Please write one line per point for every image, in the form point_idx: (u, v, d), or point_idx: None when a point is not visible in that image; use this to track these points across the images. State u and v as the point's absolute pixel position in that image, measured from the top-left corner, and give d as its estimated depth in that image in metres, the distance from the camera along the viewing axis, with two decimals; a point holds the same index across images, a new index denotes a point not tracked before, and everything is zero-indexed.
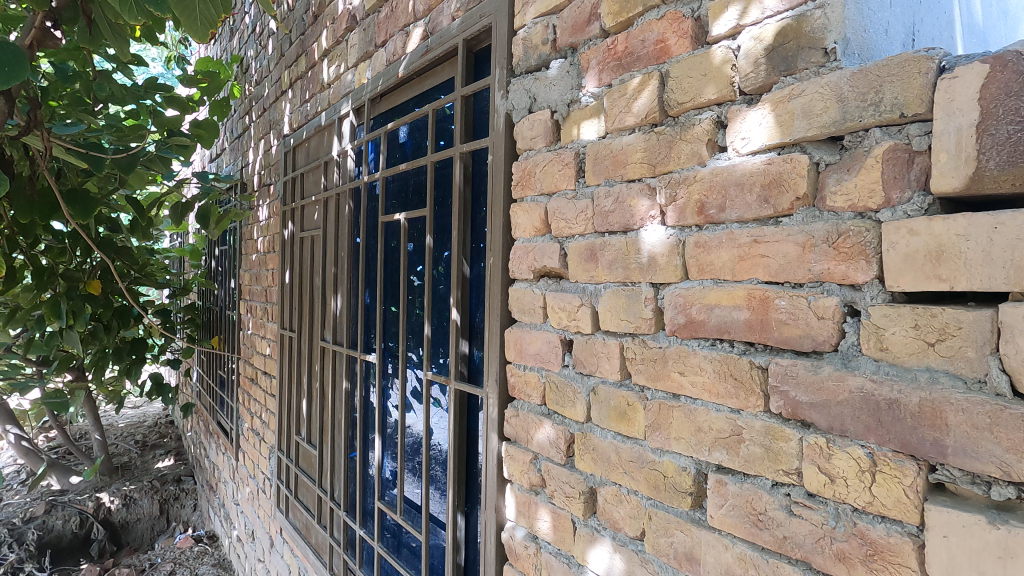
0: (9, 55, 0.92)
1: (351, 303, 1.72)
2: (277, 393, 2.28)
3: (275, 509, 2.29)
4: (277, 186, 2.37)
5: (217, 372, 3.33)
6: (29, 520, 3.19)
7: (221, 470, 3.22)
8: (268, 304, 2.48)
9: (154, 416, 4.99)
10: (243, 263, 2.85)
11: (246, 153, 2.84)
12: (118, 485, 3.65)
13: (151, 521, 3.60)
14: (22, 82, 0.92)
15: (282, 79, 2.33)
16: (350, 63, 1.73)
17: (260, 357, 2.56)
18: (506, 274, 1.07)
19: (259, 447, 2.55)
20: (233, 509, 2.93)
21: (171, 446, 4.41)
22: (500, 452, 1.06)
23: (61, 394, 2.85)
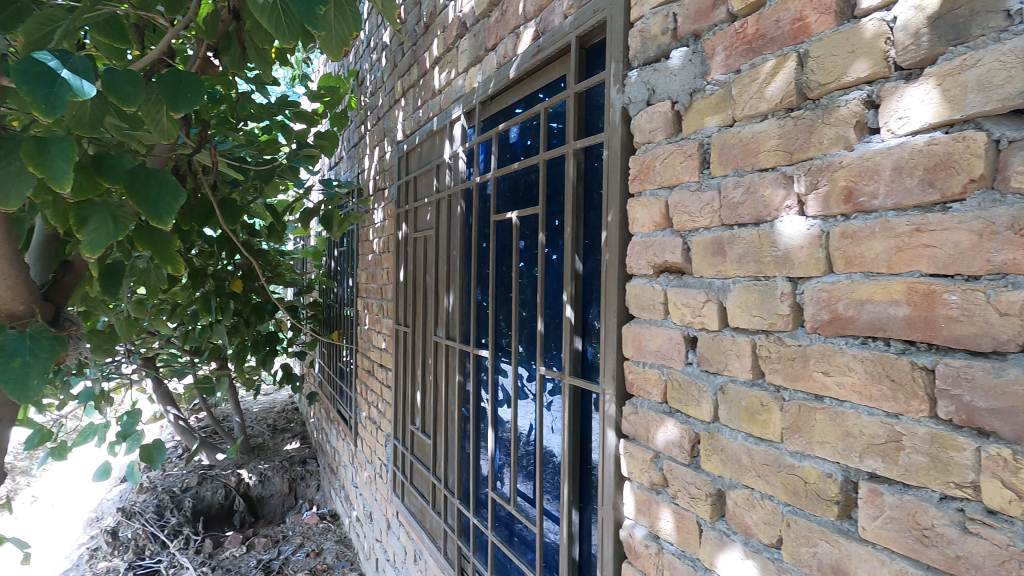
0: (191, 82, 0.96)
1: (464, 300, 1.78)
2: (393, 385, 2.43)
3: (391, 493, 2.44)
4: (390, 189, 2.52)
5: (337, 364, 3.61)
6: (186, 489, 3.68)
7: (341, 454, 3.48)
8: (383, 301, 2.64)
9: (282, 403, 5.52)
10: (360, 263, 3.06)
11: (362, 159, 3.04)
12: (255, 463, 4.08)
13: (282, 497, 3.96)
14: (202, 103, 0.96)
15: (395, 88, 2.48)
16: (461, 69, 1.80)
17: (377, 350, 2.74)
18: (623, 269, 1.05)
19: (376, 434, 2.73)
20: (353, 491, 3.16)
21: (297, 430, 4.82)
22: (618, 450, 1.05)
23: (209, 380, 3.23)
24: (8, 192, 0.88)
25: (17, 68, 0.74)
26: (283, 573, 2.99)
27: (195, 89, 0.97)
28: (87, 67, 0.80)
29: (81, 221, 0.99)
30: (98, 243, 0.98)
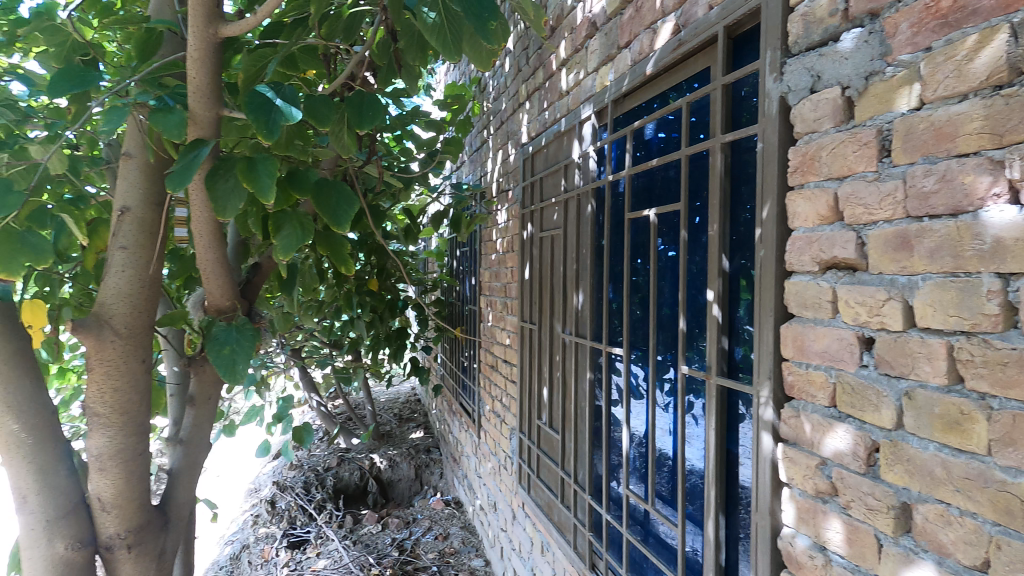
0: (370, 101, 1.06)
1: (595, 298, 1.80)
2: (518, 380, 2.50)
3: (517, 485, 2.52)
4: (515, 191, 2.60)
5: (460, 358, 3.78)
6: (327, 469, 4.09)
7: (464, 445, 3.65)
8: (508, 299, 2.73)
9: (406, 394, 5.89)
10: (482, 262, 3.18)
11: (485, 163, 3.16)
12: (385, 449, 4.41)
13: (409, 482, 4.23)
14: (381, 119, 1.05)
15: (519, 92, 2.54)
16: (590, 69, 1.81)
17: (501, 346, 2.84)
18: (781, 266, 1.01)
19: (501, 428, 2.83)
20: (477, 481, 3.30)
21: (420, 420, 5.10)
22: (776, 455, 1.01)
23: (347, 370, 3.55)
24: (227, 204, 1.04)
25: (246, 100, 0.87)
26: (415, 553, 3.21)
27: (373, 106, 1.06)
28: (297, 95, 0.93)
29: (276, 228, 1.14)
30: (289, 247, 1.13)
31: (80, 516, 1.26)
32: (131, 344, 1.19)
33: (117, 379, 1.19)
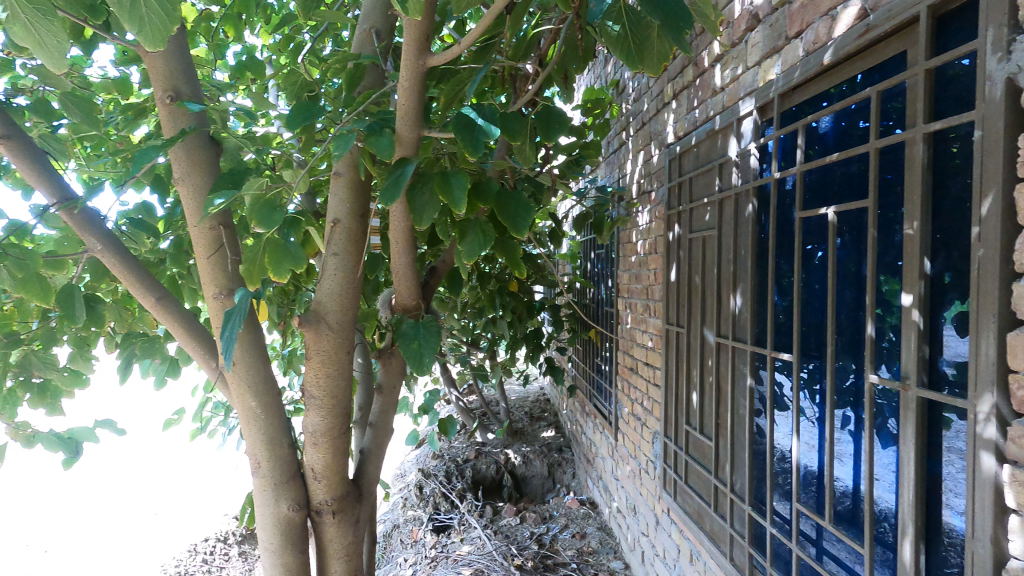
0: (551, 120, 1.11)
1: (757, 301, 1.72)
2: (663, 384, 2.46)
3: (662, 490, 2.48)
4: (659, 192, 2.56)
5: (595, 360, 3.80)
6: (466, 460, 4.31)
7: (598, 446, 3.65)
8: (650, 301, 2.69)
9: (535, 393, 6.03)
10: (620, 264, 3.17)
11: (623, 165, 3.15)
12: (519, 445, 4.55)
13: (542, 479, 4.33)
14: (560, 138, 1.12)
15: (664, 92, 2.50)
16: (750, 63, 1.74)
17: (641, 349, 2.81)
18: (1008, 267, 0.90)
19: (641, 431, 2.80)
20: (613, 483, 3.30)
21: (551, 419, 5.18)
22: (1002, 477, 0.91)
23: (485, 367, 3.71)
24: (421, 214, 1.17)
25: (455, 123, 0.97)
26: (553, 548, 3.28)
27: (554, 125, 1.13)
28: (495, 116, 1.01)
29: (461, 234, 1.26)
30: (473, 252, 1.24)
31: (297, 482, 1.50)
32: (341, 337, 1.39)
33: (330, 367, 1.39)
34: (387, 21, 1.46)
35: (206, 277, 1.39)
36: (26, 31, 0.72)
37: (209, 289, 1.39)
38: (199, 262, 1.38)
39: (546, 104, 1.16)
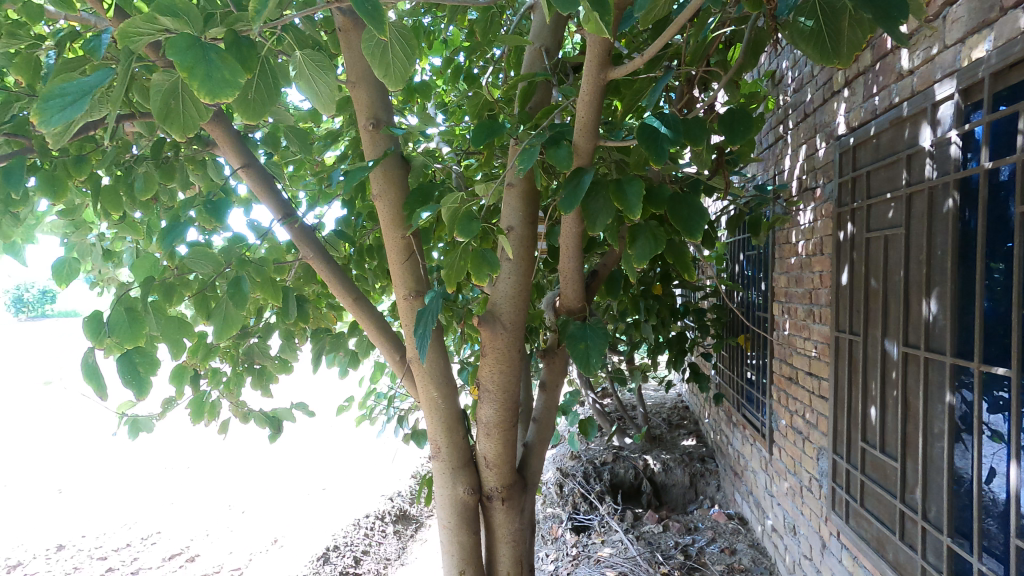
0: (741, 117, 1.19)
1: (958, 308, 1.53)
2: (832, 396, 2.27)
3: (830, 511, 2.29)
4: (827, 188, 2.36)
5: (743, 367, 3.59)
6: (603, 463, 4.30)
7: (748, 459, 3.45)
8: (814, 306, 2.49)
9: (672, 400, 5.83)
10: (776, 267, 2.96)
11: (780, 160, 2.94)
12: (658, 452, 4.43)
13: (684, 489, 4.17)
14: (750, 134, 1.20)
15: (834, 79, 2.30)
16: (950, 41, 1.55)
17: (803, 357, 2.60)
18: None
19: (802, 445, 2.60)
20: (767, 500, 3.09)
21: (691, 427, 4.97)
22: None
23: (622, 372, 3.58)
24: (595, 220, 1.22)
25: (639, 131, 1.02)
26: (701, 561, 3.15)
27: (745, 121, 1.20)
28: (677, 121, 1.06)
29: (632, 239, 1.30)
30: (644, 256, 1.27)
31: (470, 469, 1.65)
32: (513, 337, 1.52)
33: (503, 365, 1.53)
34: (556, 38, 1.55)
35: (398, 279, 1.58)
36: (306, 84, 0.90)
37: (401, 291, 1.58)
38: (393, 267, 1.58)
39: (734, 108, 1.23)
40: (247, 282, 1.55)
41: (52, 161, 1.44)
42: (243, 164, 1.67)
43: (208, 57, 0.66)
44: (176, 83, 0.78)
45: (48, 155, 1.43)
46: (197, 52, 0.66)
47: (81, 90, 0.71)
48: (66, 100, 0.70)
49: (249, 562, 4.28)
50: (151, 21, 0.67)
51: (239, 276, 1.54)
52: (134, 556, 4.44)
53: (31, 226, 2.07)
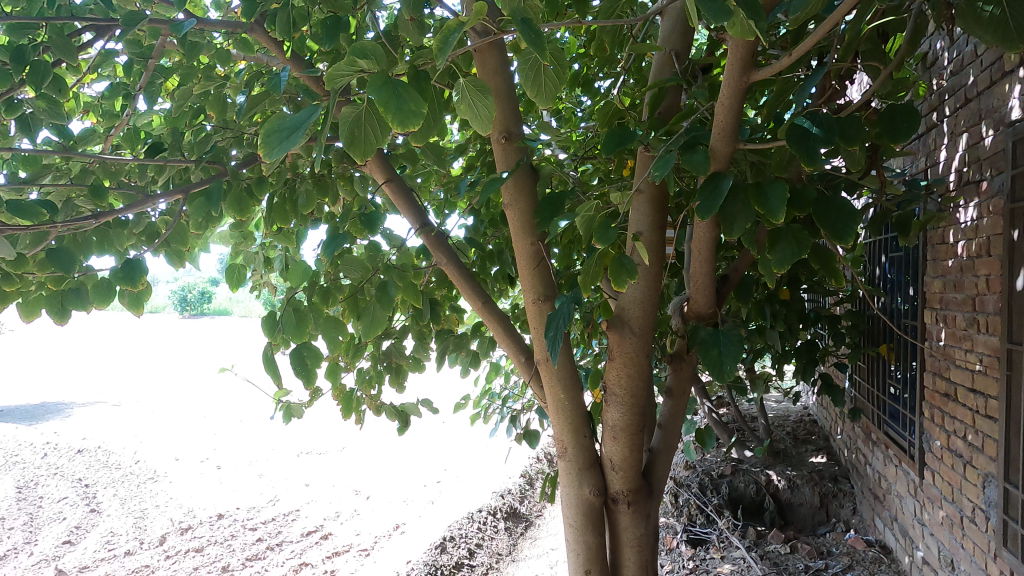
0: (904, 113, 1.20)
1: None
2: (1003, 416, 2.00)
3: (1001, 547, 2.01)
4: (996, 181, 2.09)
5: (886, 380, 3.25)
6: (721, 476, 4.09)
7: (892, 482, 3.11)
8: (979, 314, 2.21)
9: (797, 413, 5.41)
10: (929, 270, 2.66)
11: (934, 151, 2.64)
12: (783, 468, 4.12)
13: (813, 510, 3.83)
14: (914, 130, 1.19)
15: (1005, 58, 2.04)
16: None
17: (964, 371, 2.31)
18: None
19: (964, 471, 2.31)
20: (917, 529, 2.78)
21: (820, 444, 4.56)
22: None
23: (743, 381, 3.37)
24: (731, 224, 1.20)
25: (789, 134, 1.06)
26: None
27: (908, 117, 1.20)
28: (829, 120, 1.09)
29: (772, 242, 1.25)
30: (786, 260, 1.22)
31: (595, 471, 1.70)
32: (641, 342, 1.56)
33: (631, 368, 1.58)
34: (686, 41, 1.54)
35: (528, 283, 1.68)
36: (467, 107, 0.99)
37: (531, 295, 1.68)
38: (524, 272, 1.67)
39: (886, 107, 1.25)
40: (392, 287, 1.71)
41: (239, 183, 1.69)
42: (387, 179, 1.83)
43: (397, 94, 0.82)
44: (361, 113, 0.90)
45: (236, 178, 1.68)
46: (390, 92, 0.82)
47: (294, 126, 0.85)
48: (284, 136, 0.84)
49: (375, 545, 4.63)
50: (351, 65, 0.82)
51: (386, 282, 1.70)
52: (278, 530, 4.98)
53: (211, 238, 2.41)
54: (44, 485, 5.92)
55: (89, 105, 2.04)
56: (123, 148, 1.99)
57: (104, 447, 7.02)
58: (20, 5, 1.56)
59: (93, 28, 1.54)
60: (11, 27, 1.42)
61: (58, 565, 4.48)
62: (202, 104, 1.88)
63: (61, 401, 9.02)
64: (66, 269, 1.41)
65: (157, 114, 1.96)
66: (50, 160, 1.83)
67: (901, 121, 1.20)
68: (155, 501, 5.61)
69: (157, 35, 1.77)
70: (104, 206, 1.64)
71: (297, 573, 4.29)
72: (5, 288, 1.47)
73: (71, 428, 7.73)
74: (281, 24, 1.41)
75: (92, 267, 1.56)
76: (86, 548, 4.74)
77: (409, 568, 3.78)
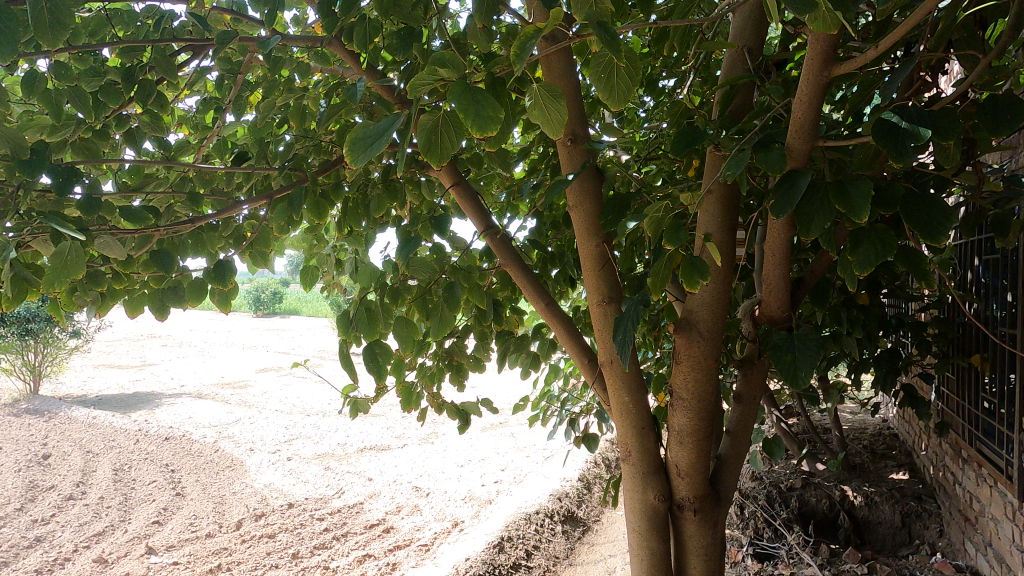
0: (1010, 105, 1.11)
1: None
2: None
3: None
4: None
5: (978, 393, 3.00)
6: (791, 489, 3.92)
7: (986, 504, 2.86)
8: None
9: (876, 426, 5.06)
10: None
11: None
12: (859, 483, 3.88)
13: (893, 529, 3.56)
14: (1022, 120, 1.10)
15: None
16: None
17: None
18: None
19: None
20: (1016, 555, 2.53)
21: (903, 459, 4.25)
22: None
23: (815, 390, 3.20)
24: (808, 224, 1.15)
25: (875, 129, 1.03)
26: None
27: (1012, 108, 1.11)
28: (921, 116, 1.04)
29: (853, 244, 1.19)
30: (868, 262, 1.16)
31: (660, 476, 1.68)
32: (710, 346, 1.53)
33: (698, 372, 1.55)
34: (759, 37, 1.49)
35: (592, 285, 1.68)
36: (540, 111, 1.01)
37: (595, 297, 1.68)
38: (588, 274, 1.68)
39: (987, 97, 1.17)
40: (459, 287, 1.76)
41: (317, 189, 1.79)
42: (454, 182, 1.87)
43: (476, 99, 0.89)
44: (438, 120, 0.95)
45: (315, 184, 1.78)
46: (469, 97, 0.89)
47: (378, 133, 0.90)
48: (369, 142, 0.90)
49: (434, 541, 4.73)
50: (433, 73, 0.89)
51: (453, 283, 1.76)
52: (344, 521, 5.19)
53: (288, 241, 2.55)
54: (136, 469, 6.44)
55: (184, 118, 2.21)
56: (213, 157, 2.15)
57: (188, 436, 7.55)
58: (130, 30, 1.71)
59: (192, 48, 1.67)
60: (123, 50, 1.57)
61: (149, 542, 4.87)
62: (283, 115, 1.99)
63: (151, 392, 9.79)
64: (167, 269, 1.54)
65: (242, 125, 2.10)
66: (151, 170, 2.00)
67: (1006, 112, 1.11)
68: (233, 488, 5.98)
69: (244, 52, 1.90)
70: (198, 211, 1.79)
71: (361, 564, 4.46)
72: (116, 287, 1.62)
73: (160, 417, 8.37)
74: (358, 36, 1.48)
75: (188, 268, 1.70)
76: (173, 529, 5.12)
77: (467, 564, 3.84)
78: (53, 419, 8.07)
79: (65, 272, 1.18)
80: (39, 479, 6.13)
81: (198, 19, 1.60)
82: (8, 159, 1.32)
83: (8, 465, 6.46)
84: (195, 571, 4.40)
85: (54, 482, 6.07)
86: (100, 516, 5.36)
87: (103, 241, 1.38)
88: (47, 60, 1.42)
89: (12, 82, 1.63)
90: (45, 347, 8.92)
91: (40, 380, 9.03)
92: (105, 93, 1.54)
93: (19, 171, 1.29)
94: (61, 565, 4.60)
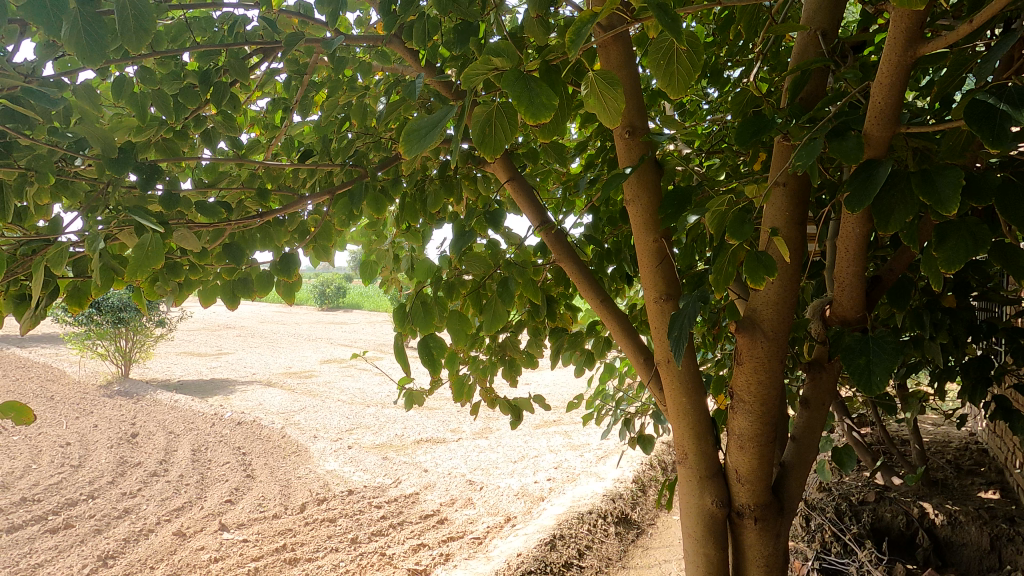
0: None
1: None
2: None
3: None
4: None
5: None
6: (863, 502, 3.71)
7: None
8: None
9: (963, 441, 4.65)
10: None
11: None
12: (941, 501, 3.61)
13: (980, 553, 3.21)
14: None
15: None
16: None
17: None
18: None
19: None
20: None
21: (992, 478, 3.89)
22: None
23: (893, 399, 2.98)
24: (887, 217, 1.06)
25: (969, 112, 0.93)
26: None
27: None
28: (1022, 95, 0.94)
29: (939, 238, 1.09)
30: (956, 258, 1.06)
31: (718, 481, 1.61)
32: (774, 346, 1.45)
33: (761, 373, 1.47)
34: (835, 18, 1.39)
35: (649, 281, 1.64)
36: (597, 100, 0.99)
37: (652, 293, 1.64)
38: (645, 269, 1.63)
39: None
40: (512, 282, 1.76)
41: (377, 185, 1.83)
42: (509, 178, 1.87)
43: (529, 87, 0.88)
44: (492, 112, 0.94)
45: (375, 180, 1.82)
46: (522, 85, 0.88)
47: (433, 125, 0.91)
48: (423, 134, 0.91)
49: (487, 534, 4.78)
50: (488, 64, 0.88)
51: (506, 278, 1.75)
52: (400, 510, 5.34)
53: (350, 238, 2.64)
54: (212, 450, 6.90)
55: (255, 120, 2.33)
56: (282, 156, 2.25)
57: (258, 421, 8.00)
58: (207, 36, 1.82)
59: (262, 51, 1.75)
60: (201, 55, 1.66)
61: (221, 520, 5.18)
62: (346, 115, 2.05)
63: (227, 379, 10.44)
64: (238, 261, 1.63)
65: (309, 125, 2.19)
66: (225, 168, 2.12)
67: None
68: (299, 472, 6.29)
69: (311, 54, 1.97)
70: (267, 206, 1.88)
71: (415, 552, 4.57)
72: (193, 277, 1.72)
73: (234, 402, 8.92)
74: (417, 33, 1.50)
75: (257, 260, 1.79)
76: (243, 508, 5.44)
77: (519, 560, 3.84)
78: (141, 401, 8.78)
79: (146, 262, 1.27)
80: (128, 455, 6.66)
81: (269, 23, 1.68)
82: (101, 159, 1.43)
83: (103, 441, 7.08)
84: (263, 549, 4.65)
85: (141, 458, 6.59)
86: (180, 492, 5.77)
87: (181, 233, 1.46)
88: (136, 66, 1.52)
89: (105, 88, 1.77)
90: (135, 334, 9.73)
91: (130, 364, 9.84)
92: (185, 96, 1.64)
93: (110, 168, 1.40)
94: (145, 535, 4.98)
